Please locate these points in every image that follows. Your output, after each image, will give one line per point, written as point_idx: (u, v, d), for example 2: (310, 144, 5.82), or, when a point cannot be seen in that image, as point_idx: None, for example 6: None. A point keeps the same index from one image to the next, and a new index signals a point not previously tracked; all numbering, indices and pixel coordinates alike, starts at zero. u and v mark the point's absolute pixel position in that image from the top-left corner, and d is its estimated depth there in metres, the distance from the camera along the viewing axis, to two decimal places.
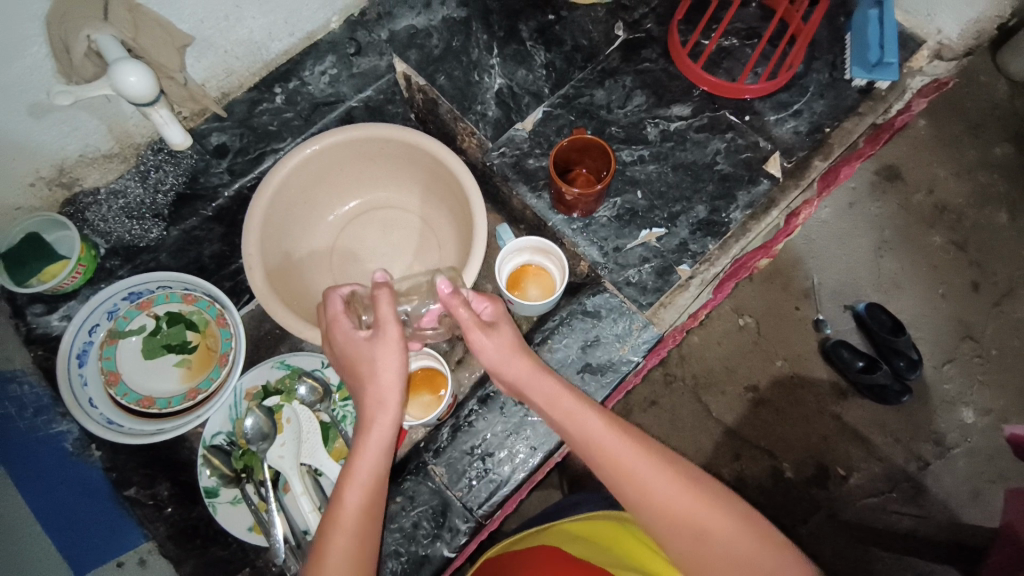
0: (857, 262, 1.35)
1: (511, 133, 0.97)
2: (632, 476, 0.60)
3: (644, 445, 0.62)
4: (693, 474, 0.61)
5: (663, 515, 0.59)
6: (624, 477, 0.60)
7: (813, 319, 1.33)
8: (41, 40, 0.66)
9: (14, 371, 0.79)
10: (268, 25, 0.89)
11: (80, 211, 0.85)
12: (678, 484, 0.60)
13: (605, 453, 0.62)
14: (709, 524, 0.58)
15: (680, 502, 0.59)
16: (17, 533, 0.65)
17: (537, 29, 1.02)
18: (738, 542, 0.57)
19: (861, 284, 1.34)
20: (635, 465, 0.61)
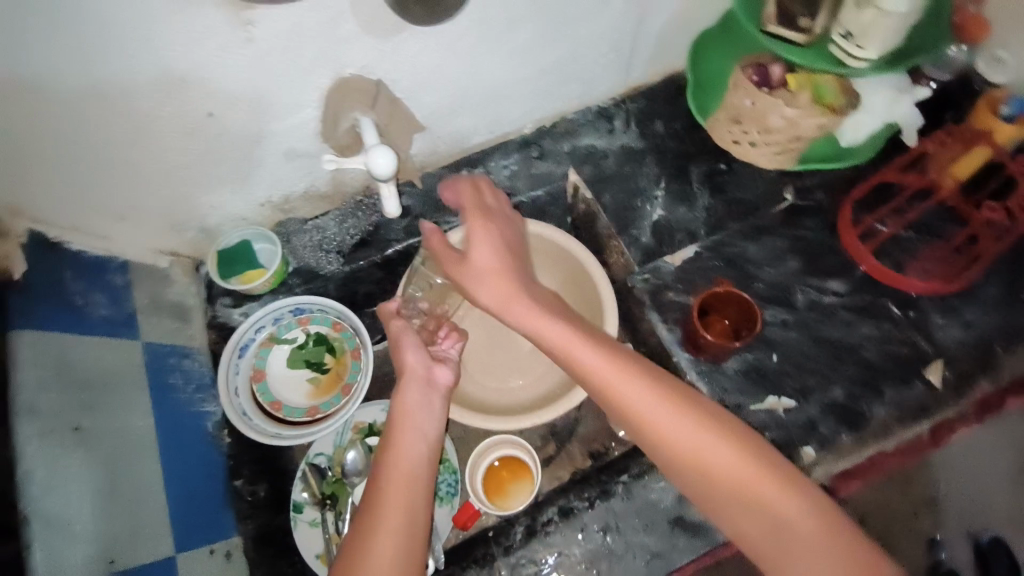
0: (994, 484, 1.14)
1: (658, 263, 1.01)
2: (643, 409, 0.69)
3: (670, 397, 0.69)
4: (722, 425, 0.67)
5: (686, 462, 0.66)
6: (647, 429, 0.68)
7: (928, 537, 1.13)
8: (316, 108, 0.82)
9: (190, 348, 0.92)
10: (476, 123, 1.04)
11: (287, 234, 1.01)
12: (701, 434, 0.66)
13: (630, 407, 0.69)
14: (732, 474, 0.65)
15: (704, 449, 0.66)
16: (147, 499, 0.75)
17: (706, 173, 1.08)
18: (756, 489, 0.64)
19: (991, 511, 1.14)
20: (661, 419, 0.68)
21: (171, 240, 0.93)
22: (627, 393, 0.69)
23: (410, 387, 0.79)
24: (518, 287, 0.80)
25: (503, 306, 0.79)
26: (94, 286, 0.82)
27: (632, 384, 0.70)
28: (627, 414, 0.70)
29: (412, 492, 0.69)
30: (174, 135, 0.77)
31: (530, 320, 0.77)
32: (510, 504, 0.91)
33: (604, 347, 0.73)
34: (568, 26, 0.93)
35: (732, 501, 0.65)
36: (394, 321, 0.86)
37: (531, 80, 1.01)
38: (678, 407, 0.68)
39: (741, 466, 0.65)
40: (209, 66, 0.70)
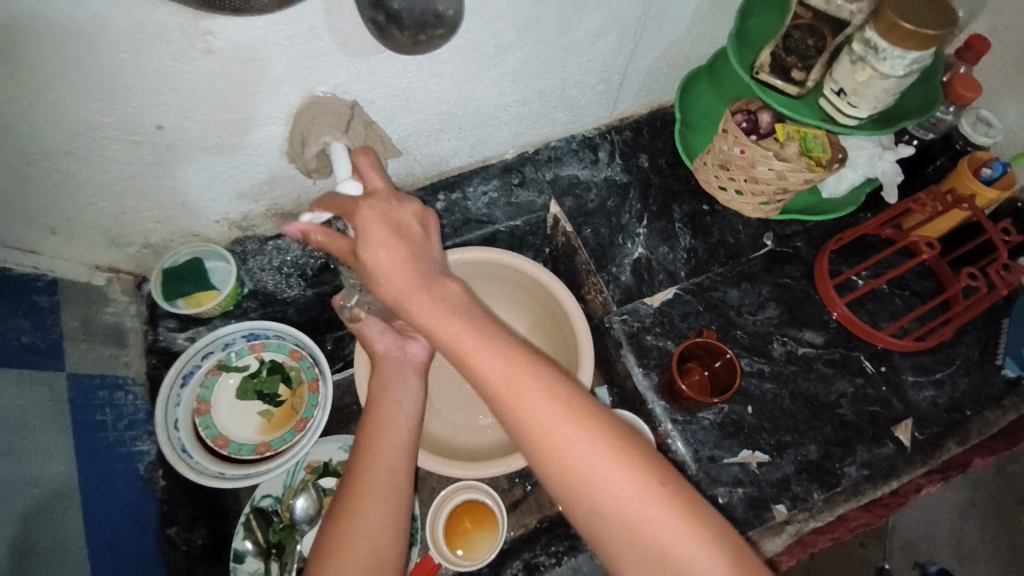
0: (936, 518, 1.30)
1: (638, 304, 0.99)
2: (553, 447, 0.53)
3: (600, 433, 0.53)
4: (658, 471, 0.53)
5: (588, 503, 0.52)
6: (563, 466, 0.52)
7: (877, 566, 1.27)
8: (282, 123, 0.75)
9: (126, 378, 0.83)
10: (457, 147, 0.99)
11: (244, 253, 0.93)
12: (613, 471, 0.52)
13: (548, 443, 0.52)
14: (629, 513, 0.51)
15: (606, 488, 0.52)
16: (62, 554, 0.65)
17: (689, 214, 1.06)
18: (669, 541, 0.51)
19: (938, 544, 1.29)
20: (578, 450, 0.52)
21: (110, 255, 0.84)
22: (531, 423, 0.53)
23: (386, 369, 0.75)
24: (429, 281, 0.59)
25: (399, 301, 0.58)
26: (16, 309, 0.72)
27: (532, 404, 0.53)
28: (541, 447, 0.53)
29: (389, 477, 0.65)
30: (116, 147, 0.69)
31: (435, 326, 0.56)
32: (478, 555, 0.84)
33: (521, 360, 0.55)
34: (559, 55, 0.89)
35: (631, 544, 0.52)
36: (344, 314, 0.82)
37: (517, 106, 0.96)
38: (578, 424, 0.53)
39: (634, 496, 0.52)
40: (159, 75, 0.62)
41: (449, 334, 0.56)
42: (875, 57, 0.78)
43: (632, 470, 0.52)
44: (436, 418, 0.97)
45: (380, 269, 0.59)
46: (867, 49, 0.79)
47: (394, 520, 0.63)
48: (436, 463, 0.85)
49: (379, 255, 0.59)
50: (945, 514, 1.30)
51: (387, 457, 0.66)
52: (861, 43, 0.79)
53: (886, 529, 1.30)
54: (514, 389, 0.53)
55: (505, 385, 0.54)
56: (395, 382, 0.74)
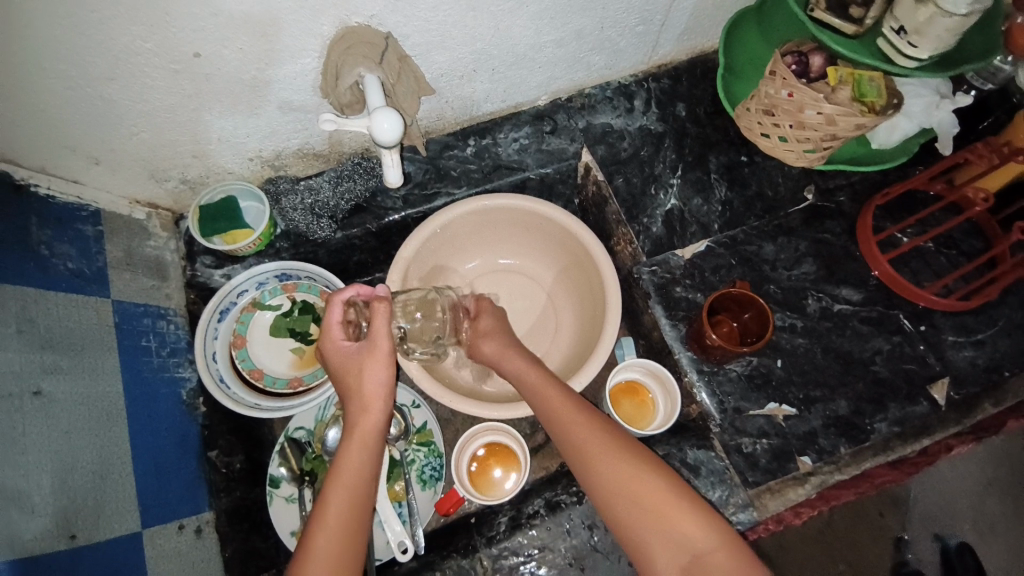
0: (960, 491, 1.28)
1: (668, 255, 0.97)
2: (607, 463, 0.66)
3: (641, 455, 0.67)
4: (670, 470, 0.66)
5: (612, 490, 0.65)
6: (592, 455, 0.67)
7: (896, 537, 1.26)
8: (316, 56, 0.74)
9: (166, 309, 0.86)
10: (489, 90, 0.97)
11: (277, 192, 0.94)
12: (637, 464, 0.65)
13: (585, 444, 0.68)
14: (651, 499, 0.63)
15: (629, 477, 0.64)
16: (113, 467, 0.68)
17: (726, 165, 1.03)
18: (676, 526, 0.62)
19: (959, 516, 1.27)
20: (628, 470, 0.65)
21: (149, 190, 0.86)
22: (574, 429, 0.69)
23: (363, 416, 0.68)
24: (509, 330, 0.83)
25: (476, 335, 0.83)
26: (62, 236, 0.74)
27: (573, 414, 0.70)
28: (581, 445, 0.68)
29: (353, 513, 0.63)
30: (155, 75, 0.69)
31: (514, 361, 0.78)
32: (505, 486, 0.88)
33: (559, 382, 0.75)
34: None
35: (648, 528, 0.62)
36: (379, 326, 0.69)
37: (553, 47, 0.93)
38: (607, 431, 0.68)
39: (647, 482, 0.64)
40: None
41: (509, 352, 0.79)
42: None
43: (656, 469, 0.65)
44: (462, 362, 0.98)
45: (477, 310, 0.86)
46: None
47: (358, 539, 0.63)
48: (470, 405, 0.85)
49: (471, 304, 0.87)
50: (969, 486, 1.28)
51: (353, 477, 0.65)
52: None
53: (906, 498, 1.28)
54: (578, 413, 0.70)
55: (566, 412, 0.70)
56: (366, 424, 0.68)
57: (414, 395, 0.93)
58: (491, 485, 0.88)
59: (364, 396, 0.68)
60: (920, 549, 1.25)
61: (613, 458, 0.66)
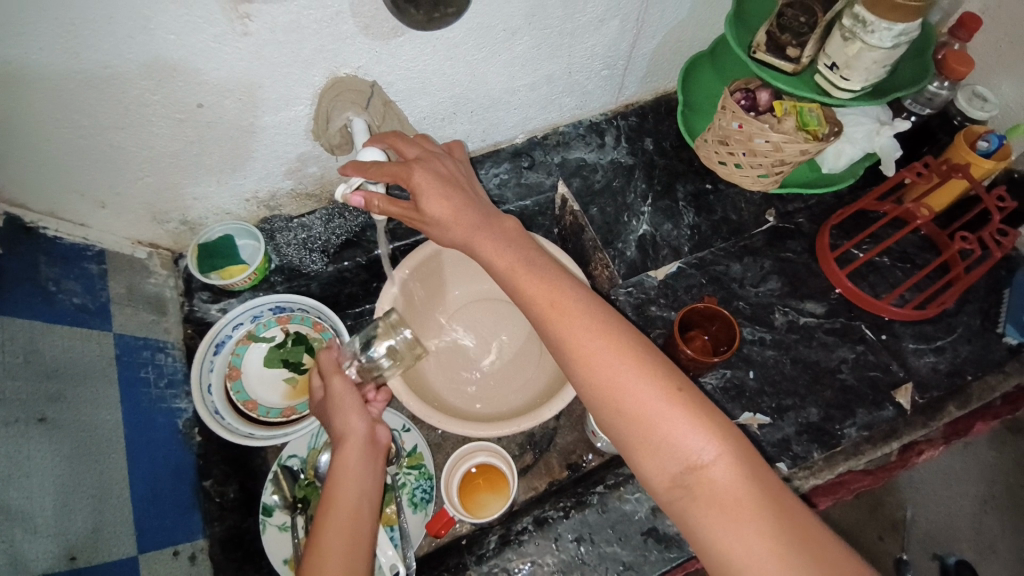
0: (955, 509, 1.29)
1: (642, 277, 1.03)
2: (592, 356, 0.63)
3: (628, 350, 0.63)
4: (672, 377, 0.61)
5: (603, 395, 0.62)
6: (576, 350, 0.63)
7: (895, 557, 1.26)
8: (309, 104, 0.82)
9: (165, 343, 0.90)
10: (470, 130, 1.05)
11: (272, 230, 1.00)
12: (633, 371, 0.61)
13: (586, 351, 0.63)
14: (650, 411, 0.60)
15: (627, 389, 0.61)
16: (111, 491, 0.70)
17: (692, 193, 1.10)
18: (669, 423, 0.59)
19: (956, 534, 1.27)
20: (612, 366, 0.62)
21: (152, 231, 0.91)
22: (573, 334, 0.64)
23: (345, 447, 0.71)
24: (493, 226, 0.72)
25: (458, 239, 0.72)
26: (69, 274, 0.79)
27: (573, 321, 0.65)
28: (581, 354, 0.63)
29: (351, 525, 0.64)
30: (161, 123, 0.75)
31: (497, 256, 0.70)
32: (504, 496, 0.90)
33: (540, 267, 0.69)
34: (565, 40, 0.94)
35: (639, 432, 0.60)
36: (333, 380, 0.76)
37: (526, 90, 1.02)
38: (608, 337, 0.63)
39: (632, 380, 0.61)
40: (203, 55, 0.68)
41: (512, 272, 0.69)
42: (864, 31, 0.83)
43: (641, 363, 0.62)
44: (451, 386, 1.02)
45: (451, 223, 0.71)
46: (857, 24, 0.83)
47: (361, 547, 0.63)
48: (456, 425, 0.88)
49: (443, 207, 0.71)
50: (962, 505, 1.29)
51: (344, 499, 0.66)
52: (850, 18, 0.84)
53: (901, 516, 1.29)
54: (559, 301, 0.66)
55: (548, 304, 0.66)
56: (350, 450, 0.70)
57: (404, 419, 0.96)
58: (488, 501, 0.90)
59: (341, 428, 0.73)
60: (916, 568, 1.25)
61: (597, 350, 0.63)
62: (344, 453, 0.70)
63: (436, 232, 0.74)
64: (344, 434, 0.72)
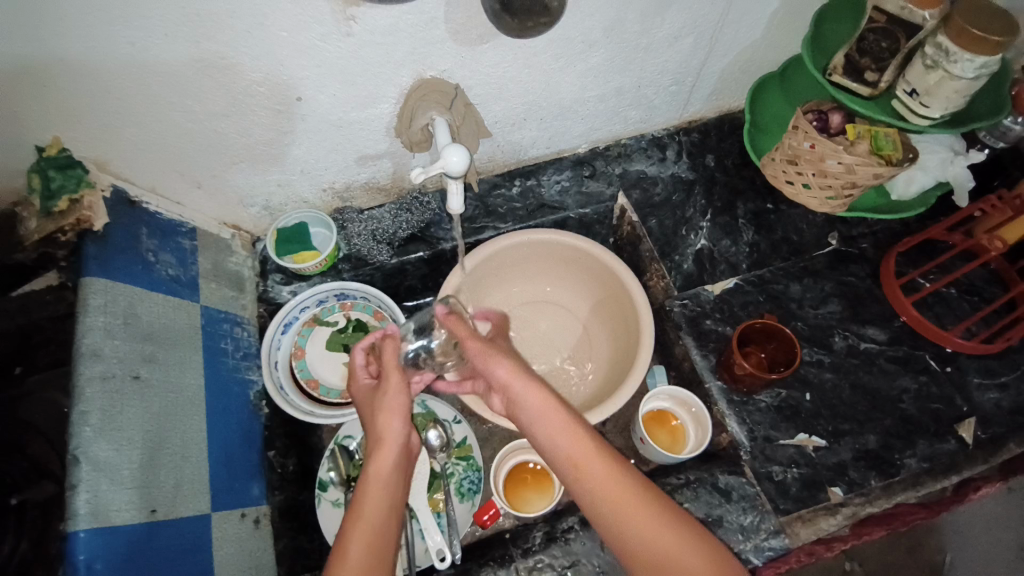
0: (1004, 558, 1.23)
1: (698, 290, 1.03)
2: (626, 513, 0.66)
3: (656, 504, 0.67)
4: (696, 532, 0.66)
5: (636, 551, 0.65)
6: (611, 506, 0.66)
7: None
8: (392, 102, 0.86)
9: (242, 318, 0.95)
10: (537, 137, 1.08)
11: (343, 220, 1.05)
12: (649, 519, 0.65)
13: (622, 509, 0.66)
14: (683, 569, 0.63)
15: (660, 545, 0.64)
16: (190, 452, 0.74)
17: (753, 211, 1.10)
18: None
19: None
20: (644, 521, 0.65)
21: (237, 212, 0.97)
22: (609, 490, 0.67)
23: (381, 453, 0.71)
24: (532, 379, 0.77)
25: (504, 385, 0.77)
26: (166, 246, 0.84)
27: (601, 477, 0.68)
28: (606, 495, 0.67)
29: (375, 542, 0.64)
30: (262, 113, 0.81)
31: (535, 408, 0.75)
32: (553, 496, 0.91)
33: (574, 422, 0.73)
34: (639, 54, 0.96)
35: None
36: (392, 377, 0.77)
37: (594, 101, 1.04)
38: (639, 493, 0.67)
39: (662, 535, 0.65)
40: (306, 52, 0.73)
41: (551, 428, 0.73)
42: (946, 60, 0.82)
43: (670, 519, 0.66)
44: None
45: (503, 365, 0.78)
46: (939, 53, 0.83)
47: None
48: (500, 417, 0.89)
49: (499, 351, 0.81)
50: None
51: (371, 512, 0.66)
52: (933, 46, 0.84)
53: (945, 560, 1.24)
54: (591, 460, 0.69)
55: (583, 460, 0.69)
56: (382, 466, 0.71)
57: (456, 411, 1.00)
58: (534, 504, 0.91)
59: (379, 434, 0.73)
60: None
61: (631, 505, 0.66)
62: (379, 462, 0.71)
63: (483, 364, 0.79)
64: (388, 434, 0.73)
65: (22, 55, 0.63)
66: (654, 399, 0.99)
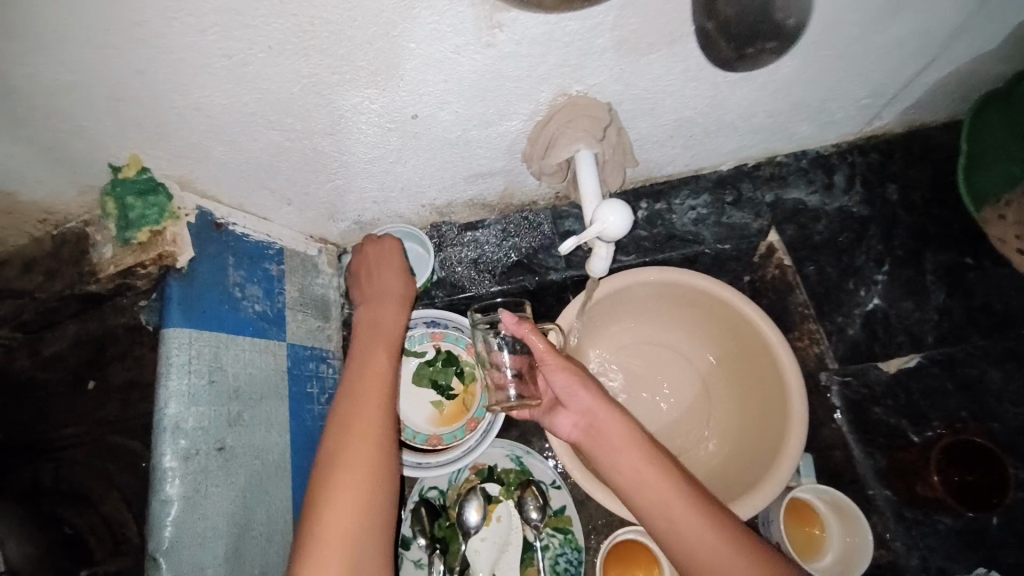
0: None
1: (866, 367, 0.84)
2: (637, 475, 0.67)
3: (657, 462, 0.67)
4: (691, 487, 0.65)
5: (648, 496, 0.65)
6: (629, 468, 0.67)
7: None
8: (524, 118, 0.68)
9: (327, 350, 0.85)
10: (679, 155, 0.88)
11: (440, 239, 0.91)
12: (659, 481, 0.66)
13: (635, 475, 0.67)
14: (677, 517, 0.63)
15: (659, 493, 0.65)
16: (275, 528, 0.67)
17: (947, 267, 0.87)
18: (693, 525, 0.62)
19: None
20: (648, 476, 0.66)
21: (325, 227, 0.85)
22: (622, 453, 0.68)
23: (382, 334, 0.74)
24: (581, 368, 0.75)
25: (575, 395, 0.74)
26: (252, 277, 0.73)
27: (622, 446, 0.69)
28: (630, 468, 0.67)
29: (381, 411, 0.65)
30: (369, 132, 0.66)
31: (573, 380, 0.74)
32: None
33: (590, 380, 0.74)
34: (843, 63, 0.73)
35: (680, 528, 0.63)
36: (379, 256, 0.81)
37: (763, 117, 0.82)
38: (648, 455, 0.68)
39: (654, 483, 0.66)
40: (435, 66, 0.57)
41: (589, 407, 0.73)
42: None
43: (665, 474, 0.66)
44: None
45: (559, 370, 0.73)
46: None
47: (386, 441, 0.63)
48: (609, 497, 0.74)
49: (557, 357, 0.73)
50: None
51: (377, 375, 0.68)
52: None
53: None
54: (599, 416, 0.72)
55: (602, 419, 0.72)
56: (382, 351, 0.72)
57: (553, 474, 0.88)
58: None
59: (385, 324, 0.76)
60: None
61: (648, 472, 0.67)
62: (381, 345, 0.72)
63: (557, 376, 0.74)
64: (384, 330, 0.75)
65: (99, 66, 0.51)
66: (814, 494, 0.83)
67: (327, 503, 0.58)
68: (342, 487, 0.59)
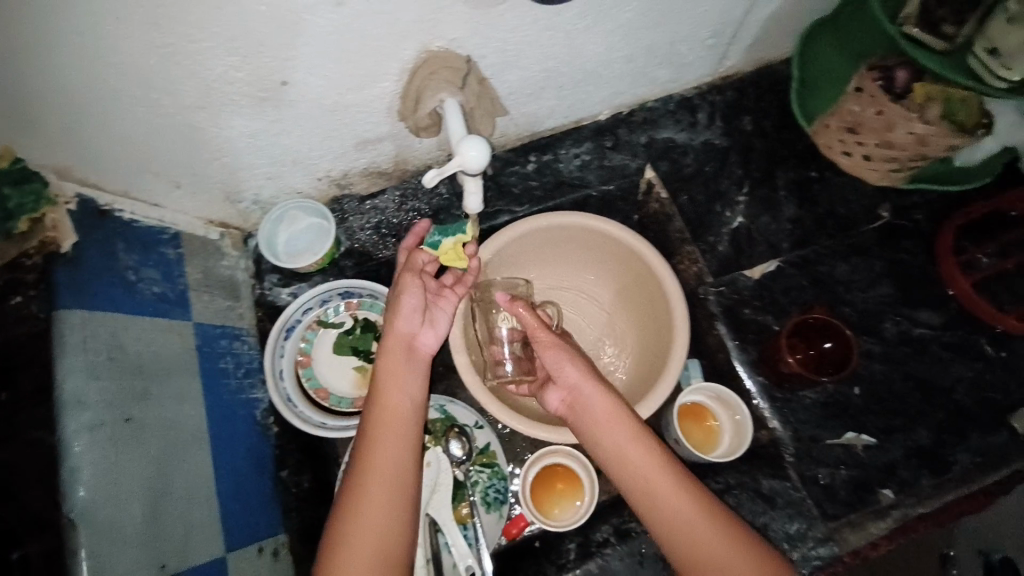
0: None
1: (736, 275, 0.94)
2: (623, 458, 0.73)
3: (643, 444, 0.73)
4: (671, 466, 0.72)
5: (632, 479, 0.72)
6: (616, 450, 0.74)
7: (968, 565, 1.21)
8: (394, 79, 0.74)
9: (240, 329, 0.88)
10: (555, 106, 0.95)
11: (342, 211, 0.94)
12: (649, 461, 0.72)
13: (623, 456, 0.73)
14: (661, 496, 0.70)
15: (644, 475, 0.71)
16: (199, 493, 0.70)
17: (795, 181, 1.00)
18: (670, 500, 0.69)
19: None
20: (638, 459, 0.72)
21: (222, 210, 0.86)
22: (606, 435, 0.74)
23: (394, 353, 0.77)
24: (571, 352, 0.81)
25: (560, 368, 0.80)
26: (147, 261, 0.75)
27: (611, 427, 0.75)
28: (620, 448, 0.74)
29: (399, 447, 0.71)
30: (242, 103, 0.69)
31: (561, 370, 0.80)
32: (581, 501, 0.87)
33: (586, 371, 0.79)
34: (680, 6, 0.83)
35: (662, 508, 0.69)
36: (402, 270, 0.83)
37: (622, 63, 0.91)
38: (634, 434, 0.74)
39: (640, 463, 0.72)
40: (290, 29, 0.61)
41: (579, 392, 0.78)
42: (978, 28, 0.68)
43: (654, 457, 0.72)
44: None
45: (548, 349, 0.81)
46: None
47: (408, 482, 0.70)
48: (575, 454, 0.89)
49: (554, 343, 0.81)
50: None
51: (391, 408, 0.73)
52: None
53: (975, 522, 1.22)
54: (589, 400, 0.77)
55: (597, 407, 0.76)
56: (393, 377, 0.75)
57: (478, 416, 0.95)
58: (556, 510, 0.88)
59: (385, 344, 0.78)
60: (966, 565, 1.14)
61: (635, 456, 0.73)
62: (390, 376, 0.75)
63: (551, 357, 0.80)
64: (388, 355, 0.77)
65: None
66: (700, 393, 0.91)
67: (350, 555, 0.64)
68: (372, 531, 0.66)
